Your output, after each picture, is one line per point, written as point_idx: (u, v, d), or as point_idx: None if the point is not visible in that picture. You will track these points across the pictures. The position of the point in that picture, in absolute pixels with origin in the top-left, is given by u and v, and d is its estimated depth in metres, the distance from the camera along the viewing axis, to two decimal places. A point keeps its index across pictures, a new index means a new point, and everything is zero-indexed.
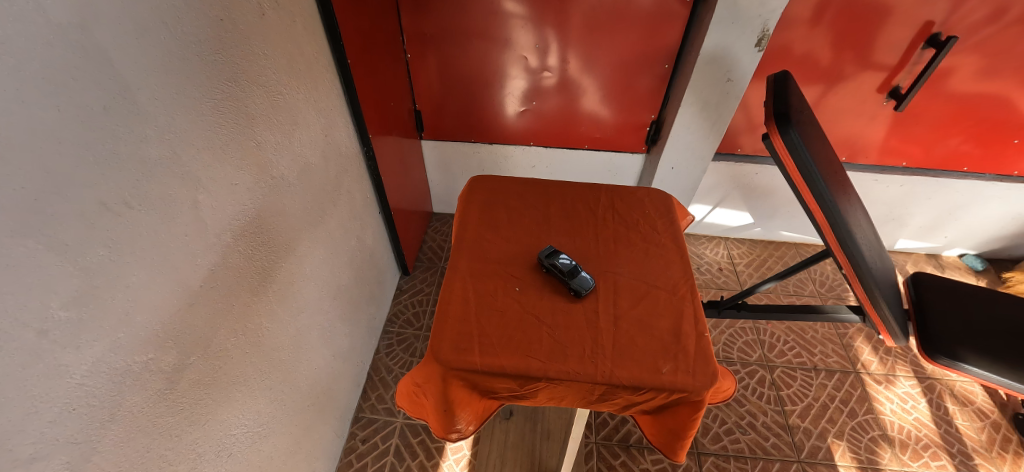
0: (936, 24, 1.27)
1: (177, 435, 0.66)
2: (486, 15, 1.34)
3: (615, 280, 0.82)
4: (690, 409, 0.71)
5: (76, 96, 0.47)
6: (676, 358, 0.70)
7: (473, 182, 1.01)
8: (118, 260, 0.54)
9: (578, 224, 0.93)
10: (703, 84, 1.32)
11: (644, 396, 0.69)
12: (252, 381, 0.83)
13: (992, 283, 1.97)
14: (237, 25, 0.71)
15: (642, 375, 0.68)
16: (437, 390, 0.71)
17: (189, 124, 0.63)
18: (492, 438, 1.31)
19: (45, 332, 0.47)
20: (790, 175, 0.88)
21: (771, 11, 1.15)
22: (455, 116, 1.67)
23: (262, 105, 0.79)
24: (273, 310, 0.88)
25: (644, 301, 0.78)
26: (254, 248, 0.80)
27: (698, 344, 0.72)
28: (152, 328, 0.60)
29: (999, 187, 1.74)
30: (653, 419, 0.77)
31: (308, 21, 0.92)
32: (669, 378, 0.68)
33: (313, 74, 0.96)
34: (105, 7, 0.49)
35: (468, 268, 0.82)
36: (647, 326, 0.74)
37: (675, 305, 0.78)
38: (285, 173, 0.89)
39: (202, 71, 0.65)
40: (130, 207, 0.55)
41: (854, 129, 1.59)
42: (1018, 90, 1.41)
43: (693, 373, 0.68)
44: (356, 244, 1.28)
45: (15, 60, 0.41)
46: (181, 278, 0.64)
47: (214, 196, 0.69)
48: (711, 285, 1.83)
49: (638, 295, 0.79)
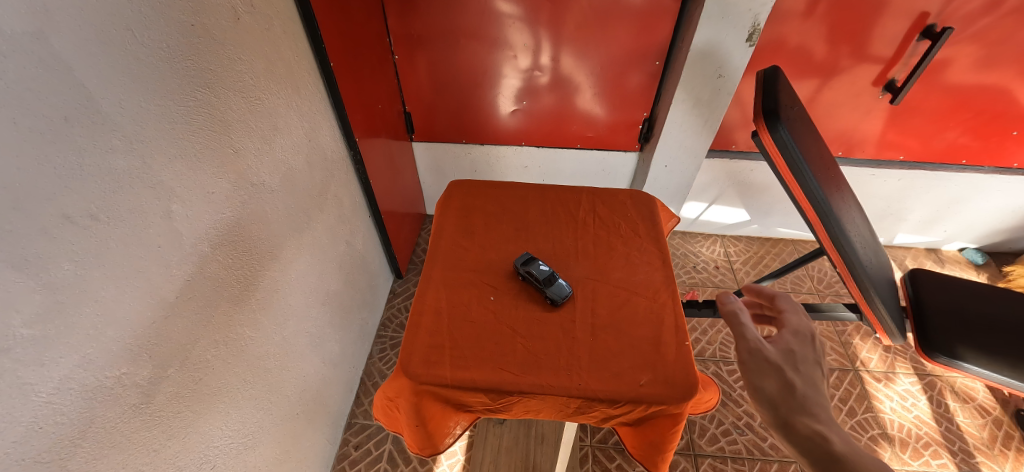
0: (931, 15, 1.25)
1: (154, 448, 0.64)
2: (474, 15, 1.32)
3: (593, 287, 0.80)
4: (670, 421, 0.69)
5: (33, 108, 0.46)
6: (655, 368, 0.69)
7: (451, 186, 1.00)
8: (85, 275, 0.53)
9: (558, 229, 0.92)
10: (694, 80, 1.30)
11: (621, 408, 0.68)
12: (234, 391, 0.81)
13: (993, 277, 1.96)
14: (210, 30, 0.70)
15: (618, 387, 0.66)
16: (408, 405, 0.69)
17: (159, 132, 0.61)
18: (485, 443, 1.30)
19: (7, 351, 0.45)
20: (780, 173, 0.86)
21: (762, 5, 1.13)
22: (445, 117, 1.65)
23: (239, 111, 0.78)
24: (257, 320, 0.87)
25: (623, 309, 0.77)
26: (234, 257, 0.79)
27: (678, 353, 0.71)
28: (124, 342, 0.58)
29: (999, 179, 1.72)
30: (634, 430, 0.75)
31: (287, 24, 0.91)
32: (646, 391, 0.66)
33: (293, 78, 0.94)
34: (61, 13, 0.48)
35: (443, 278, 0.81)
36: (625, 335, 0.73)
37: (655, 313, 0.76)
38: (266, 180, 0.87)
39: (171, 78, 0.63)
40: (96, 219, 0.54)
41: (849, 123, 1.57)
42: (1017, 80, 1.39)
43: (672, 384, 0.67)
44: (344, 249, 1.27)
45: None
46: (154, 289, 0.62)
47: (189, 205, 0.68)
48: (707, 284, 1.81)
49: (617, 302, 0.78)
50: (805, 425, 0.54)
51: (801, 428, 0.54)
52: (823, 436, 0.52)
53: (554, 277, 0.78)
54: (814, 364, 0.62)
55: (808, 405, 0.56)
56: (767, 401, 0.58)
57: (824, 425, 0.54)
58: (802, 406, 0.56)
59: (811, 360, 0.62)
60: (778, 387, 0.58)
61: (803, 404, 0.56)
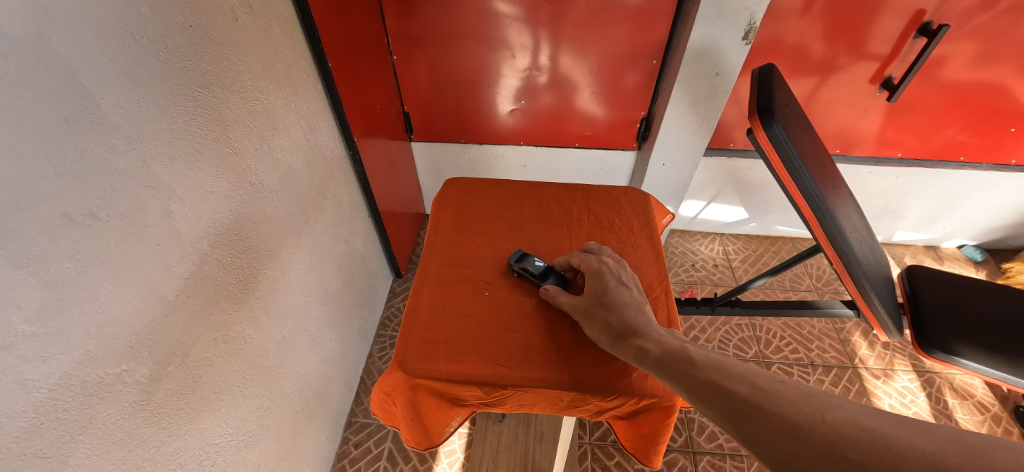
0: (927, 12, 1.25)
1: (155, 445, 0.65)
2: (471, 14, 1.32)
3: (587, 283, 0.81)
4: (662, 415, 0.70)
5: (34, 108, 0.47)
6: None
7: (447, 183, 1.00)
8: (85, 273, 0.53)
9: (552, 226, 0.92)
10: (691, 79, 1.31)
11: (614, 402, 0.68)
12: (234, 389, 0.82)
13: (992, 274, 1.96)
14: (208, 31, 0.70)
15: (610, 381, 0.67)
16: (404, 400, 0.69)
17: (158, 132, 0.62)
18: (485, 441, 1.31)
19: (9, 347, 0.46)
20: (775, 170, 0.86)
21: (758, 4, 1.14)
22: (444, 117, 1.66)
23: (238, 111, 0.79)
24: (257, 318, 0.88)
25: None
26: (232, 256, 0.79)
27: None
28: (125, 339, 0.59)
29: (997, 176, 1.72)
30: (628, 424, 0.75)
31: (285, 25, 0.92)
32: (638, 384, 0.67)
33: (292, 79, 0.95)
34: (60, 14, 0.49)
35: (439, 274, 0.82)
36: None
37: None
38: (265, 179, 0.88)
39: (171, 79, 0.64)
40: (95, 217, 0.54)
41: (847, 120, 1.58)
42: (1015, 77, 1.39)
43: None
44: (344, 248, 1.28)
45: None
46: (154, 287, 0.63)
47: (189, 204, 0.69)
48: (706, 282, 1.82)
49: None
50: (630, 344, 0.61)
51: (628, 346, 0.62)
52: (643, 349, 0.60)
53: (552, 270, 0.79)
54: (619, 289, 0.69)
55: (629, 324, 0.64)
56: (601, 340, 0.65)
57: (643, 337, 0.61)
58: (625, 330, 0.63)
59: (613, 286, 0.69)
60: (603, 326, 0.66)
61: (624, 329, 0.64)
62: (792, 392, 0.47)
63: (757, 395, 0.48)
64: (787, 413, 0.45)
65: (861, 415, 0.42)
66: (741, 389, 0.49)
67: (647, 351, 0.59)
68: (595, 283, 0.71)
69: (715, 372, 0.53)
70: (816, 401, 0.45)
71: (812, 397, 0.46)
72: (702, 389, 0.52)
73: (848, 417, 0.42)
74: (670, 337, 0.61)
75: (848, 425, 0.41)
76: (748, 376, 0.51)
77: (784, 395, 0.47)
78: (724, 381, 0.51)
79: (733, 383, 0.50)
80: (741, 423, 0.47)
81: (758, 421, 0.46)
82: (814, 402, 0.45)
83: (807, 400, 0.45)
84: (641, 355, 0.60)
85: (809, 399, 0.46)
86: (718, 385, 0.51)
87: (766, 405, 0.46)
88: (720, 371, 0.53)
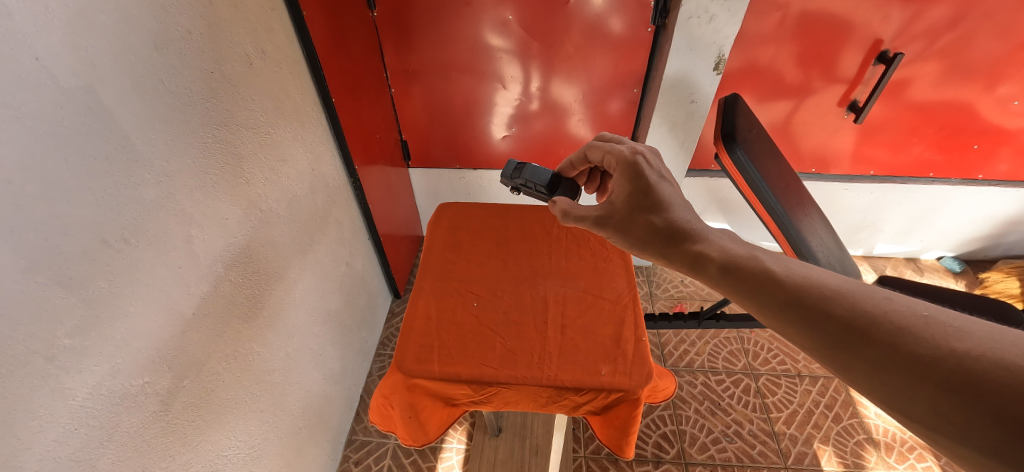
0: (884, 41, 1.36)
1: (170, 454, 0.70)
2: (464, 49, 1.43)
3: (564, 293, 0.87)
4: (631, 407, 0.75)
5: (81, 151, 0.54)
6: (615, 361, 0.75)
7: (442, 207, 1.07)
8: (118, 292, 0.60)
9: (535, 243, 0.99)
10: (670, 105, 1.41)
11: (587, 396, 0.74)
12: (242, 402, 0.87)
13: (971, 284, 2.04)
14: (227, 75, 0.79)
15: (583, 376, 0.73)
16: (401, 401, 0.75)
17: (183, 167, 0.70)
18: (481, 456, 1.34)
19: (52, 358, 0.52)
20: (744, 192, 0.95)
21: (726, 38, 1.24)
22: (440, 145, 1.75)
23: (250, 144, 0.86)
24: (264, 335, 0.93)
25: (590, 310, 0.84)
26: (243, 277, 0.86)
27: (637, 347, 0.77)
28: (148, 354, 0.65)
29: (967, 190, 1.80)
30: (602, 418, 0.80)
31: (293, 66, 1.01)
32: (608, 379, 0.73)
33: (298, 113, 1.04)
34: (106, 68, 0.57)
35: (433, 287, 0.88)
36: (591, 333, 0.80)
37: (618, 315, 0.83)
38: (274, 206, 0.95)
39: (194, 117, 0.72)
40: (128, 243, 0.61)
41: (820, 140, 1.67)
42: (973, 97, 1.49)
43: (631, 374, 0.74)
44: (346, 269, 1.35)
45: (15, 121, 0.47)
46: (174, 305, 0.69)
47: (206, 230, 0.75)
48: (695, 297, 1.88)
49: (585, 306, 0.85)
50: (684, 252, 0.62)
51: (684, 255, 0.62)
52: (704, 255, 0.59)
53: (552, 178, 0.91)
54: (659, 188, 0.71)
55: (683, 232, 0.64)
56: (649, 246, 0.66)
57: (703, 244, 0.61)
58: (677, 237, 0.64)
59: (654, 184, 0.72)
60: (647, 230, 0.67)
61: (673, 233, 0.65)
62: (905, 315, 0.40)
63: (854, 316, 0.42)
64: (902, 343, 0.39)
65: (1008, 344, 0.35)
66: (838, 310, 0.44)
67: (709, 259, 0.58)
68: (634, 184, 0.73)
69: (800, 285, 0.48)
70: (937, 326, 0.38)
71: (932, 322, 0.39)
72: (781, 303, 0.48)
73: (986, 349, 0.35)
74: (733, 245, 0.59)
75: (987, 360, 0.34)
76: (843, 293, 0.45)
77: (897, 319, 0.40)
78: (813, 299, 0.46)
79: (826, 300, 0.45)
80: (836, 350, 0.42)
81: (859, 346, 0.41)
82: (936, 329, 0.38)
83: (929, 326, 0.39)
84: (701, 261, 0.59)
85: (930, 325, 0.39)
86: (806, 301, 0.46)
87: (870, 329, 0.41)
88: (806, 284, 0.48)
